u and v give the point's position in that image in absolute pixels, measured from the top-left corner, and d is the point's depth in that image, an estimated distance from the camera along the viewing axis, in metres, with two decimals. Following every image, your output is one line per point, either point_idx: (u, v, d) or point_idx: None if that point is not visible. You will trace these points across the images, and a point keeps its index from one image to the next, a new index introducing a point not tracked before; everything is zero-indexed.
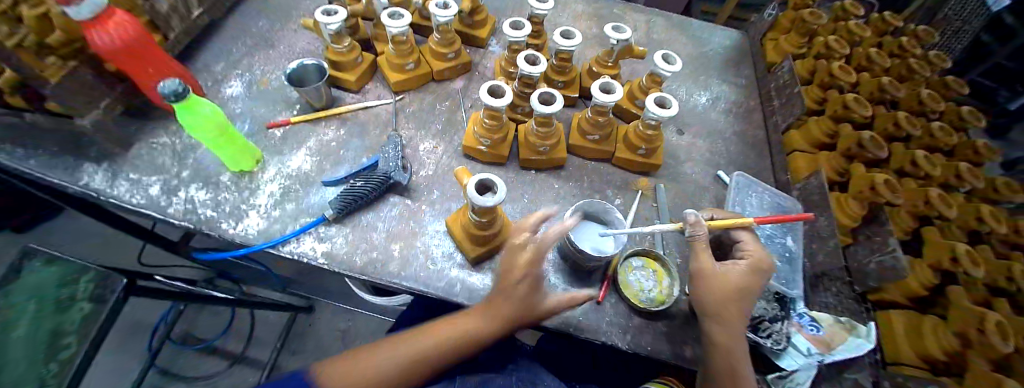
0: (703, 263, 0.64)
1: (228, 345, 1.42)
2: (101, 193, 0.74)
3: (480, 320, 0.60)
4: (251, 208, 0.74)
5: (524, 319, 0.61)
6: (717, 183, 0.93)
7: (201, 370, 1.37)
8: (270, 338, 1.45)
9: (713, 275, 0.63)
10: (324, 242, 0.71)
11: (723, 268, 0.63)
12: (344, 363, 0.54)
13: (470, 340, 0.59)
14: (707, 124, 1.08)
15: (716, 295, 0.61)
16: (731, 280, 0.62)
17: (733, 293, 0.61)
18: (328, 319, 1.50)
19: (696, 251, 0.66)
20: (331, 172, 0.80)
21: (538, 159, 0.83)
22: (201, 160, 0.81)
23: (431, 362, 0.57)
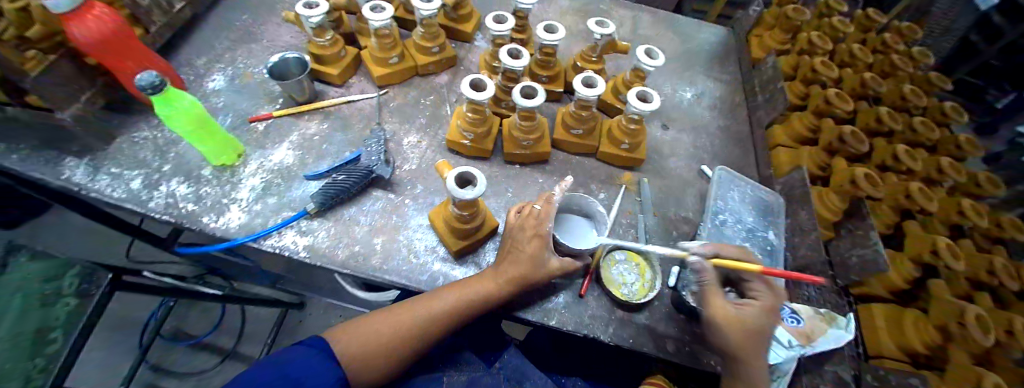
0: (722, 312, 0.56)
1: (220, 341, 1.41)
2: (82, 188, 0.73)
3: (482, 284, 0.62)
4: (232, 202, 0.74)
5: (532, 279, 0.63)
6: (702, 177, 0.94)
7: (193, 366, 1.36)
8: (261, 333, 1.44)
9: (730, 319, 0.56)
10: (306, 235, 0.71)
11: (739, 312, 0.57)
12: (363, 328, 0.57)
13: (473, 304, 0.61)
14: (693, 119, 1.09)
15: (735, 341, 0.56)
16: (747, 324, 0.56)
17: (749, 337, 0.56)
18: (318, 316, 1.49)
19: (709, 296, 0.58)
20: (313, 166, 0.80)
21: (522, 153, 0.83)
22: (183, 154, 0.80)
23: (436, 325, 0.59)
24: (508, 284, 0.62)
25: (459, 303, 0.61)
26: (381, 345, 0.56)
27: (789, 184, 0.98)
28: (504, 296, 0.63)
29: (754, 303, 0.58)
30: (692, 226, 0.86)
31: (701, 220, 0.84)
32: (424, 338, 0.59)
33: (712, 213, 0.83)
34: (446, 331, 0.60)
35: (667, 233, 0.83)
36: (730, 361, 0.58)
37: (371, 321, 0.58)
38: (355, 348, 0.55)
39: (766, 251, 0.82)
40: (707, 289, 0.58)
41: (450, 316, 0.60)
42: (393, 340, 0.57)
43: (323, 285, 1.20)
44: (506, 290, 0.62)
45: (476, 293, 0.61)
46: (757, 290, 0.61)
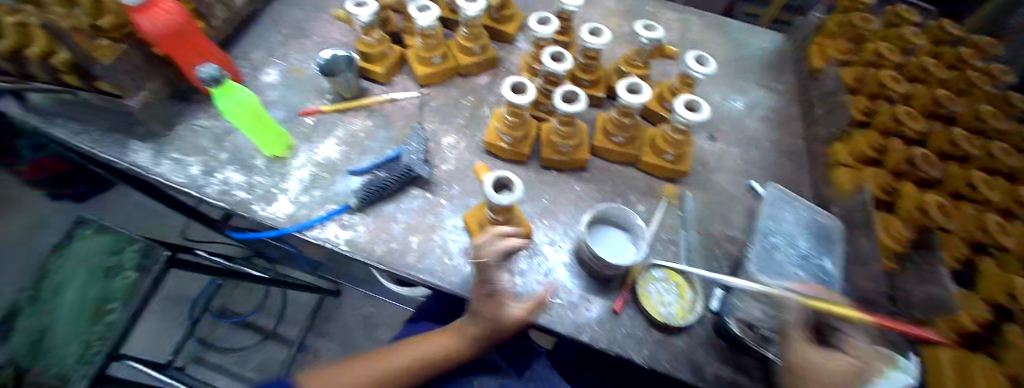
0: (803, 356, 0.49)
1: (261, 320, 1.49)
2: (146, 170, 0.79)
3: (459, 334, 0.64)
4: (281, 192, 0.77)
5: (490, 335, 0.63)
6: (751, 194, 0.88)
7: (236, 343, 1.45)
8: (299, 317, 1.51)
9: (815, 371, 0.48)
10: (347, 229, 0.73)
11: (830, 362, 0.48)
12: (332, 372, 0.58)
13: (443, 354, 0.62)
14: (741, 131, 1.03)
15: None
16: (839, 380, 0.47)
17: None
18: (352, 305, 1.55)
19: (792, 337, 0.51)
20: (357, 162, 0.82)
21: (560, 159, 0.81)
22: (238, 144, 0.85)
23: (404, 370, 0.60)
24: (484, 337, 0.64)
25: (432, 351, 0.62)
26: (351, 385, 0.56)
27: (849, 206, 0.90)
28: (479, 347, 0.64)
29: (849, 356, 0.49)
30: (737, 245, 0.81)
31: (749, 241, 0.79)
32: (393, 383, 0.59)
33: (762, 233, 0.77)
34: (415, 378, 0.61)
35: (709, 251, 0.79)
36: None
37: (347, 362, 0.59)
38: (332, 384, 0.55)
39: (821, 279, 0.75)
40: (790, 329, 0.52)
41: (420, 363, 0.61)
42: (368, 381, 0.57)
43: (356, 276, 1.24)
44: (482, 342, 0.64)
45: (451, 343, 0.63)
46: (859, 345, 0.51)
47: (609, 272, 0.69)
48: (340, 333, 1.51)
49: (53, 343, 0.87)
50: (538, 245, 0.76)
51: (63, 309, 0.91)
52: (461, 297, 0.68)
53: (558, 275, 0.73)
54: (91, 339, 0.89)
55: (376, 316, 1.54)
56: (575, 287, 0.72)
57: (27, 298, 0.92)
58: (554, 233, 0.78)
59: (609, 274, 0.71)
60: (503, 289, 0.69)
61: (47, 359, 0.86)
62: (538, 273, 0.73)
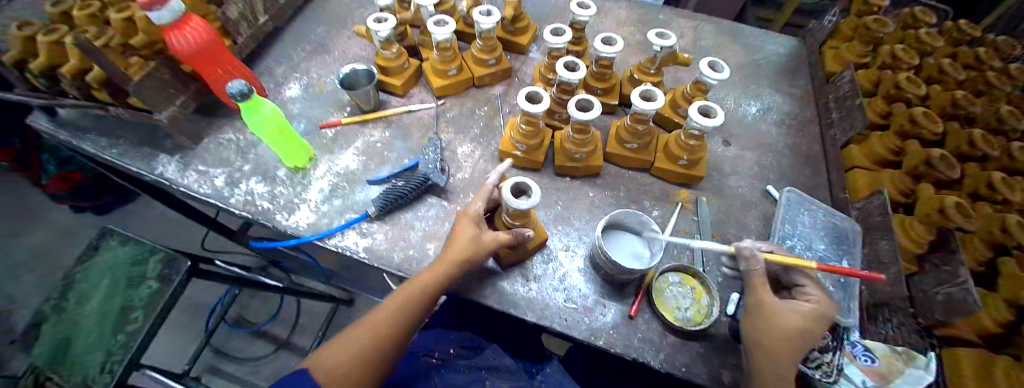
0: (765, 301, 0.57)
1: (276, 330, 1.52)
2: (173, 182, 0.83)
3: (422, 278, 0.61)
4: (302, 202, 0.80)
5: (477, 255, 0.62)
6: (767, 199, 0.88)
7: (251, 352, 1.48)
8: (313, 326, 1.54)
9: (779, 316, 0.55)
10: (366, 237, 0.75)
11: (790, 311, 0.55)
12: (341, 342, 0.55)
13: (418, 302, 0.60)
14: (755, 135, 1.02)
15: (775, 334, 0.55)
16: (794, 324, 0.54)
17: (791, 339, 0.54)
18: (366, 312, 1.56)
19: (754, 285, 0.58)
20: (376, 171, 0.84)
21: (574, 166, 0.83)
22: (261, 155, 0.88)
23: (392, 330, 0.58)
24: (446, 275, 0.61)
25: (406, 303, 0.60)
26: (347, 363, 0.53)
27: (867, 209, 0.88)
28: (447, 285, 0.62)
29: (803, 304, 0.56)
30: (754, 250, 0.80)
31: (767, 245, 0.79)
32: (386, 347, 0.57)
33: (779, 238, 0.77)
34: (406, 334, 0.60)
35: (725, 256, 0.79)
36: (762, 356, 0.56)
37: (337, 341, 0.56)
38: (332, 366, 0.53)
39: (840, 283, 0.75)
40: (753, 278, 0.59)
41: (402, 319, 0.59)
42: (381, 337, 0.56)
43: (372, 282, 1.26)
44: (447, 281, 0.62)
45: (417, 287, 0.60)
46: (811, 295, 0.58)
47: (623, 277, 0.69)
48: None
49: (75, 351, 0.92)
50: (553, 251, 0.77)
51: (86, 317, 0.96)
52: (476, 302, 0.70)
53: (573, 280, 0.74)
54: (113, 346, 0.92)
55: None
56: (590, 292, 0.73)
57: (52, 306, 0.97)
58: (568, 239, 0.78)
59: (623, 279, 0.71)
60: (519, 295, 0.71)
61: (71, 363, 0.91)
62: (553, 279, 0.73)
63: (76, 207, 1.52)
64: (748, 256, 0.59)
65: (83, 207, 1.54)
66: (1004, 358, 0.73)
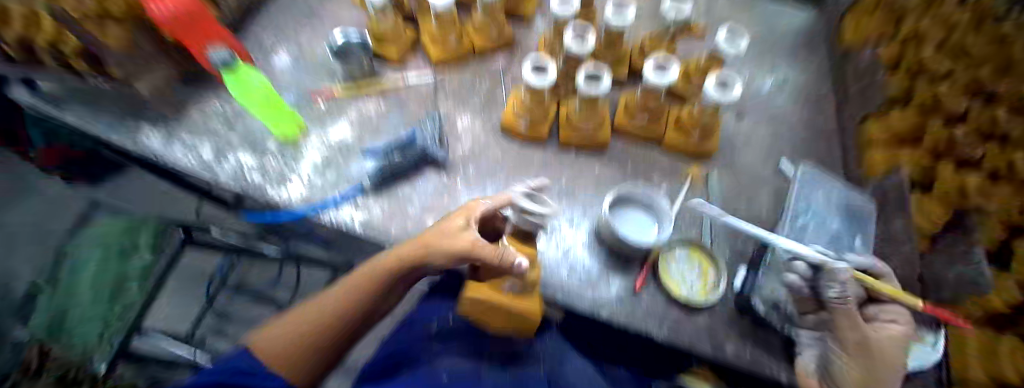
0: (862, 335, 0.50)
1: (279, 295, 1.52)
2: (160, 157, 0.79)
3: (362, 273, 0.61)
4: (295, 174, 0.76)
5: (453, 255, 0.56)
6: (780, 176, 0.84)
7: (252, 316, 1.47)
8: (316, 289, 1.54)
9: (883, 349, 0.49)
10: (362, 210, 0.72)
11: (883, 339, 0.50)
12: (290, 326, 0.57)
13: (358, 296, 0.60)
14: (768, 109, 0.97)
15: (875, 373, 0.48)
16: (892, 356, 0.49)
17: (890, 371, 0.48)
18: None
19: (848, 315, 0.51)
20: (371, 142, 0.81)
21: (580, 139, 0.79)
22: (250, 125, 0.84)
23: (333, 323, 0.59)
24: (388, 274, 0.60)
25: (346, 297, 0.60)
26: (285, 351, 0.55)
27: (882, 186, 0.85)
28: (388, 283, 0.61)
29: (894, 325, 0.52)
30: (764, 228, 0.78)
31: (778, 221, 0.76)
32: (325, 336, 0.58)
33: (792, 218, 0.74)
34: (347, 324, 0.60)
35: (734, 232, 0.77)
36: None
37: (277, 330, 0.57)
38: (273, 351, 0.54)
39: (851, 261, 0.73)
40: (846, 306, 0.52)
41: (342, 312, 0.60)
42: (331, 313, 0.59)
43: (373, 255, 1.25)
44: (389, 279, 0.60)
45: (358, 282, 0.61)
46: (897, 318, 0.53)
47: (631, 252, 0.67)
48: None
49: None
50: (556, 226, 0.74)
51: None
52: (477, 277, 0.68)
53: (577, 255, 0.71)
54: None
55: None
56: (594, 267, 0.71)
57: None
58: (572, 213, 0.75)
59: (630, 253, 0.69)
60: None
61: None
62: (557, 254, 0.71)
63: (66, 176, 1.47)
64: (839, 283, 0.53)
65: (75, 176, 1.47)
66: (1012, 336, 0.72)
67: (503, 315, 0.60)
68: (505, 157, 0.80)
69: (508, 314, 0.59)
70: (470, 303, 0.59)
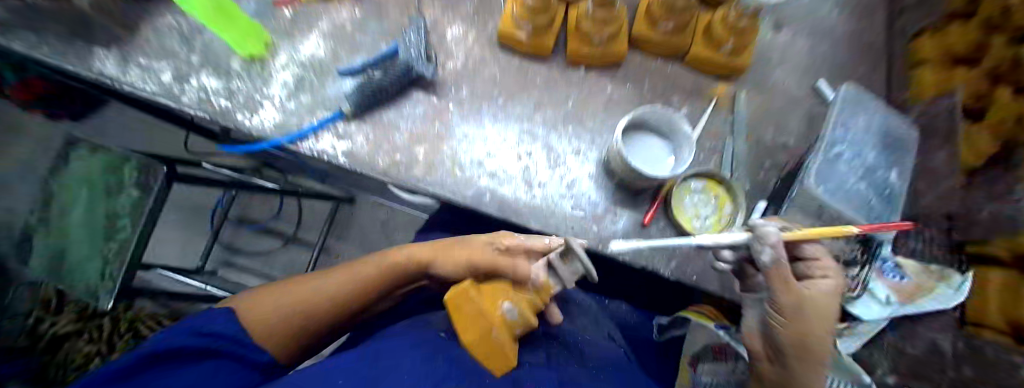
0: (799, 298, 0.47)
1: (281, 227, 1.51)
2: (115, 81, 0.63)
3: (368, 267, 0.56)
4: (265, 99, 0.67)
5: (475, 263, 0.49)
6: (814, 97, 0.75)
7: (260, 247, 1.49)
8: (316, 224, 1.52)
9: (812, 310, 0.47)
10: (344, 140, 0.64)
11: (817, 297, 0.48)
12: (281, 296, 0.53)
13: (356, 292, 0.55)
14: (816, 17, 0.82)
15: (810, 333, 0.47)
16: (821, 313, 0.48)
17: (821, 330, 0.48)
18: (368, 212, 1.53)
19: (783, 278, 0.47)
20: (347, 60, 0.70)
21: (590, 53, 0.67)
22: (211, 43, 0.69)
23: (326, 313, 0.54)
24: (394, 269, 0.56)
25: (344, 291, 0.55)
26: (272, 324, 0.51)
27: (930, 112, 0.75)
28: (393, 280, 0.56)
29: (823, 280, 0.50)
30: (788, 155, 0.71)
31: (809, 150, 0.68)
32: (316, 325, 0.54)
33: (827, 142, 0.67)
34: (342, 314, 0.56)
35: (756, 161, 0.71)
36: (797, 362, 0.48)
37: (270, 295, 0.54)
38: (261, 320, 0.50)
39: (883, 195, 0.67)
40: (777, 268, 0.47)
41: (338, 305, 0.55)
42: (327, 298, 0.54)
43: (371, 186, 1.21)
44: (394, 275, 0.56)
45: (360, 278, 0.55)
46: (827, 269, 0.51)
47: (641, 184, 0.61)
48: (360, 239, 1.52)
49: None
50: (561, 156, 0.66)
51: None
52: (475, 212, 0.63)
53: (582, 187, 0.65)
54: (109, 254, 0.91)
55: (393, 221, 1.53)
56: (600, 200, 0.65)
57: None
58: (579, 142, 0.67)
59: (639, 187, 0.63)
60: (520, 203, 0.63)
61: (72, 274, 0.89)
62: (560, 186, 0.65)
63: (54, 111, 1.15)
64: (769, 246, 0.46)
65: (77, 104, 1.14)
66: None
67: (478, 331, 0.43)
68: (503, 75, 0.69)
69: (487, 336, 0.43)
70: (460, 294, 0.44)
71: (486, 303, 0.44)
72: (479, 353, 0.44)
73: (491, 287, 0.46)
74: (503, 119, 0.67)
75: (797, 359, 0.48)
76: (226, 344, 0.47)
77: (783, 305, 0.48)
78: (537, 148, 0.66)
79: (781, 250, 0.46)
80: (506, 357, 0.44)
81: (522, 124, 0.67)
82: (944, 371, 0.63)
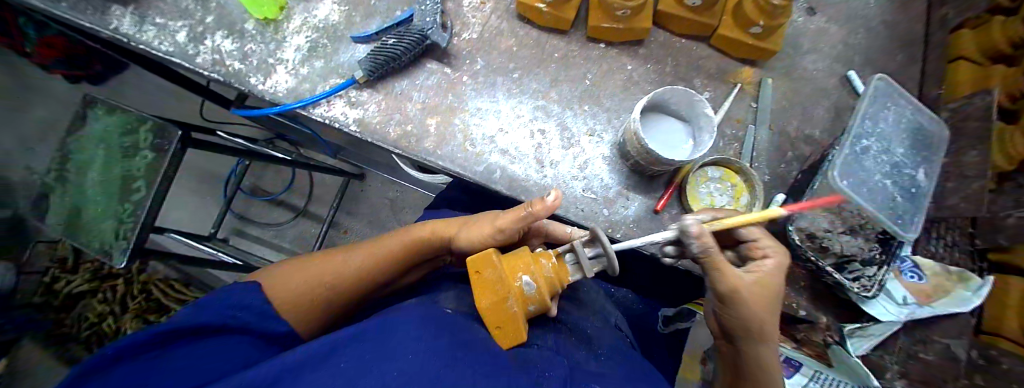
0: (736, 285, 0.46)
1: (292, 200, 1.51)
2: (131, 40, 0.63)
3: (390, 242, 0.56)
4: (279, 63, 0.66)
5: (512, 235, 0.49)
6: (845, 88, 0.72)
7: (272, 218, 1.51)
8: (327, 197, 1.52)
9: (751, 290, 0.46)
10: (356, 108, 0.63)
11: (756, 279, 0.47)
12: (305, 275, 0.52)
13: (381, 267, 0.55)
14: (851, 3, 0.78)
15: (756, 318, 0.46)
16: (762, 289, 0.47)
17: (768, 305, 0.47)
18: (378, 188, 1.52)
19: (718, 268, 0.45)
20: (361, 26, 0.68)
21: (613, 28, 0.65)
22: (225, 2, 0.67)
23: (351, 286, 0.54)
24: (419, 244, 0.56)
25: (369, 264, 0.54)
26: (296, 298, 0.50)
27: (963, 110, 0.72)
28: (417, 256, 0.57)
29: (765, 260, 0.49)
30: (810, 148, 0.69)
31: (835, 142, 0.65)
32: (337, 299, 0.53)
33: (854, 137, 0.64)
34: (367, 289, 0.56)
35: (778, 152, 0.69)
36: (744, 341, 0.48)
37: (289, 270, 0.52)
38: (284, 292, 0.49)
39: (909, 193, 0.65)
40: (709, 258, 0.44)
41: (362, 278, 0.54)
42: (351, 275, 0.54)
43: (382, 161, 1.20)
44: (418, 250, 0.56)
45: (385, 253, 0.55)
46: (764, 249, 0.50)
47: (657, 169, 0.59)
48: (369, 215, 1.52)
49: (88, 220, 0.92)
50: (575, 136, 0.65)
51: (91, 188, 0.93)
52: (484, 188, 0.62)
53: (595, 168, 0.64)
54: (122, 214, 0.90)
55: (402, 198, 1.52)
56: (613, 183, 0.63)
57: (56, 176, 0.94)
58: (595, 122, 0.66)
59: (655, 172, 0.61)
60: (530, 181, 0.62)
61: (87, 232, 0.91)
62: (572, 166, 0.63)
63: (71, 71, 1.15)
64: (699, 236, 0.42)
65: (78, 56, 1.12)
66: None
67: (494, 296, 0.42)
68: (520, 49, 0.67)
69: (503, 302, 0.42)
70: (484, 258, 0.43)
71: (506, 273, 0.43)
72: (491, 321, 0.43)
73: (512, 257, 0.45)
74: (517, 95, 0.65)
75: (745, 340, 0.48)
76: (245, 315, 0.44)
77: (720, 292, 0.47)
78: (550, 126, 0.65)
79: (709, 238, 0.43)
80: (516, 330, 0.42)
81: (537, 101, 0.65)
82: (958, 378, 0.61)
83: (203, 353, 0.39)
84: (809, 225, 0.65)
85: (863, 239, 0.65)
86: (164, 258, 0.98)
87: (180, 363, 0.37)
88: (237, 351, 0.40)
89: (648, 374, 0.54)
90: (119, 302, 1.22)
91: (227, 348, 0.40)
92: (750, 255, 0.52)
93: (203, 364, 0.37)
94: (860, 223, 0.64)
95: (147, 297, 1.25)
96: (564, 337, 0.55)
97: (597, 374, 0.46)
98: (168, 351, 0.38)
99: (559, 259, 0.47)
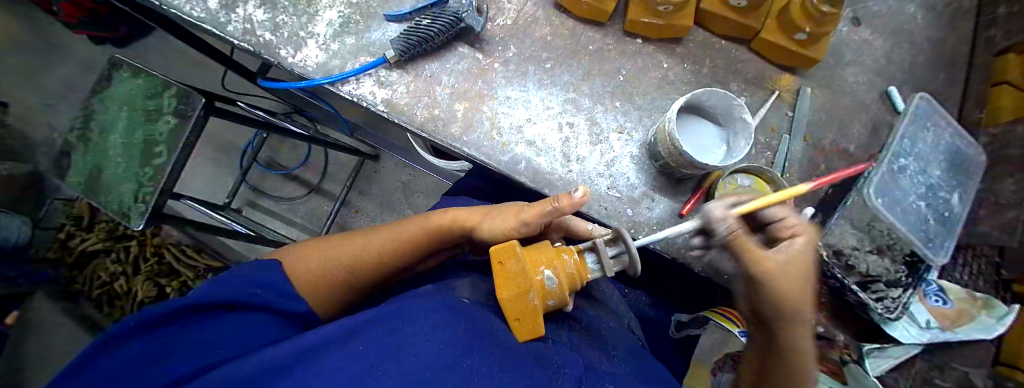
0: (768, 266, 0.43)
1: (306, 176, 1.52)
2: (162, 2, 0.63)
3: (406, 227, 0.55)
4: (310, 37, 0.65)
5: (532, 227, 0.48)
6: (884, 105, 0.70)
7: (285, 193, 1.52)
8: (341, 175, 1.52)
9: (781, 271, 0.43)
10: (385, 88, 0.62)
11: (785, 259, 0.44)
12: (319, 257, 0.52)
13: (397, 252, 0.54)
14: (898, 17, 0.75)
15: (788, 302, 0.44)
16: (794, 270, 0.44)
17: (799, 286, 0.44)
18: (393, 170, 1.52)
19: (744, 247, 0.43)
20: (395, 4, 0.67)
21: (652, 24, 0.63)
22: None
23: (367, 269, 0.54)
24: (434, 235, 0.54)
25: (385, 248, 0.54)
26: (314, 279, 0.50)
27: (1002, 137, 0.70)
28: (432, 246, 0.55)
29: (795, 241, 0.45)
30: (843, 164, 0.67)
31: (871, 160, 0.64)
32: (352, 282, 0.53)
33: (891, 156, 0.62)
34: (382, 273, 0.55)
35: (811, 165, 0.67)
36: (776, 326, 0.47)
37: (308, 249, 0.53)
38: (304, 274, 0.50)
39: (943, 217, 0.63)
40: (736, 242, 0.43)
41: (379, 262, 0.54)
42: (366, 259, 0.53)
43: (400, 144, 1.19)
44: (433, 240, 0.55)
45: (399, 238, 0.54)
46: (794, 227, 0.47)
47: (684, 172, 0.58)
48: (381, 196, 1.52)
49: (108, 180, 0.93)
50: (604, 132, 0.63)
51: (112, 149, 0.94)
52: (507, 179, 0.61)
53: (622, 167, 0.63)
54: (142, 177, 0.90)
55: (415, 182, 1.52)
56: (638, 183, 0.62)
57: (78, 136, 0.94)
58: (625, 120, 0.64)
59: (683, 175, 0.60)
60: (555, 175, 0.61)
61: (106, 192, 0.92)
62: (599, 163, 0.62)
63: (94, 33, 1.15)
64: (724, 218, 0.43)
65: (103, 19, 1.12)
66: None
67: (516, 288, 0.41)
68: (554, 39, 0.66)
69: (524, 295, 0.41)
70: (506, 250, 0.42)
71: (528, 265, 0.42)
72: (511, 311, 0.42)
73: (533, 250, 0.44)
74: (547, 86, 0.64)
75: (780, 326, 0.46)
76: (266, 293, 0.43)
77: (751, 273, 0.44)
78: (579, 120, 0.63)
79: (732, 222, 0.42)
80: (534, 322, 0.41)
81: (567, 94, 0.64)
82: None
83: (223, 328, 0.39)
84: (838, 241, 0.64)
85: (890, 260, 0.63)
86: (180, 225, 0.99)
87: (203, 339, 0.37)
88: (258, 327, 0.40)
89: (663, 379, 0.53)
90: (131, 264, 1.24)
91: (248, 324, 0.40)
92: (778, 235, 0.48)
93: (226, 340, 0.38)
94: (889, 243, 0.63)
95: (160, 261, 1.27)
96: (578, 334, 0.54)
97: (614, 376, 0.46)
98: (191, 326, 0.38)
99: (580, 255, 0.46)
